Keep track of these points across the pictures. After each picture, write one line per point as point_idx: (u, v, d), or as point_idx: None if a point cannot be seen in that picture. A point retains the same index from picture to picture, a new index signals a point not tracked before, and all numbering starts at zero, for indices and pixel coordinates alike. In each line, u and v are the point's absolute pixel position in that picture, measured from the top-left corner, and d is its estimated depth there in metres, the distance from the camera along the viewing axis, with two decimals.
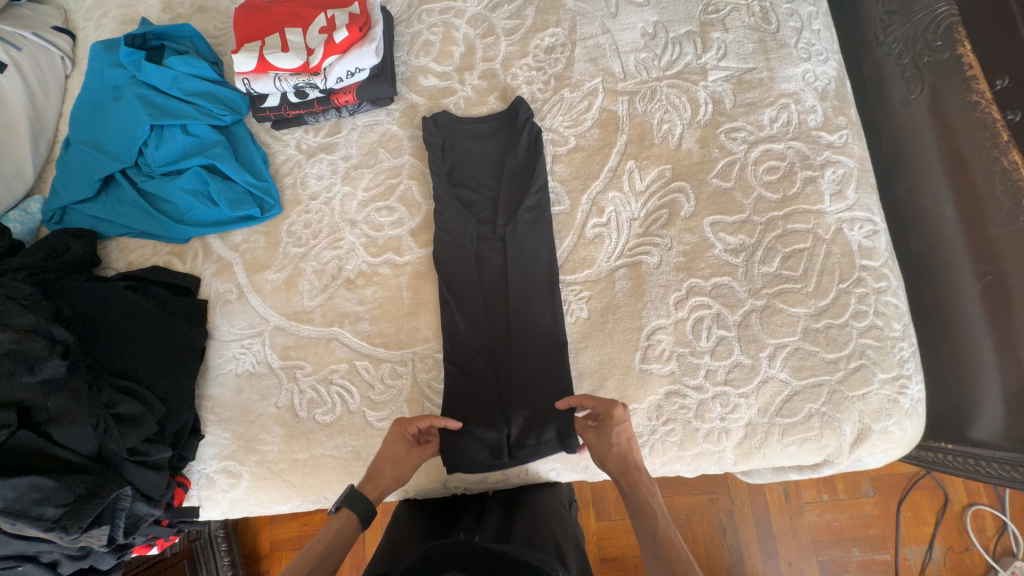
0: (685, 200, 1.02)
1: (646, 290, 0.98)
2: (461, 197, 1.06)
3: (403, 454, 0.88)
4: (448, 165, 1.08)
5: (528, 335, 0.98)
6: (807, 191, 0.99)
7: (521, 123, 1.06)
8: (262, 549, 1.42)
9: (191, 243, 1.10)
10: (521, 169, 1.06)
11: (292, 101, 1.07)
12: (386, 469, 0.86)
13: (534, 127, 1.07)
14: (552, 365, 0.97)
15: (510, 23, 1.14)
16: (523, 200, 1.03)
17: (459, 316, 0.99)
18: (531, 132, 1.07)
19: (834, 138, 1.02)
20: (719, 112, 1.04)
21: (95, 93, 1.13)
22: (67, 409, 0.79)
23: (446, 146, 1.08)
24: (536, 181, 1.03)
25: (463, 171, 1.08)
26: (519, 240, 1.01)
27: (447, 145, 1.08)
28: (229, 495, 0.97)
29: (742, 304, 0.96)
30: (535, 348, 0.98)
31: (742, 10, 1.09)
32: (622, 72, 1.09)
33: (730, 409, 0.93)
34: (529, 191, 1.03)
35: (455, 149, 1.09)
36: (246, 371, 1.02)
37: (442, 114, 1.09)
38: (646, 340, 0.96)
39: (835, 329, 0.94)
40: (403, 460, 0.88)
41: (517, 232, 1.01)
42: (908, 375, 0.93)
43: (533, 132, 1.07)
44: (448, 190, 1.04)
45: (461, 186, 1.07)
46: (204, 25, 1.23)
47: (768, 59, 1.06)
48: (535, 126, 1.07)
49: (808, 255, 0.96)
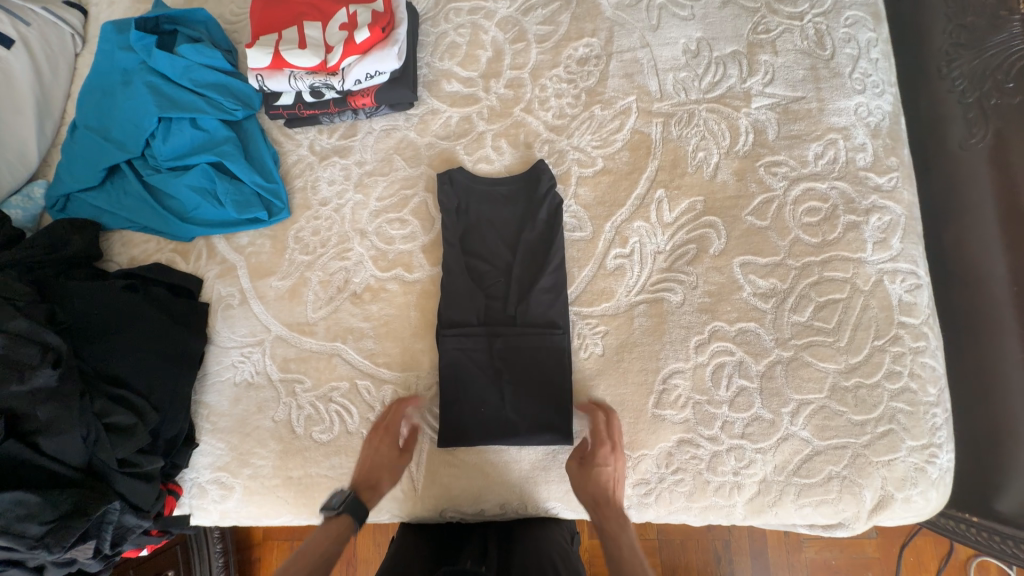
0: (716, 237, 0.95)
1: (666, 330, 0.93)
2: (471, 267, 0.98)
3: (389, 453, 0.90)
4: (462, 229, 0.99)
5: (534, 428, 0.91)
6: (848, 238, 0.92)
7: (541, 195, 0.98)
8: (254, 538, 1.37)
9: (195, 242, 1.06)
10: (537, 240, 0.97)
11: (307, 100, 1.01)
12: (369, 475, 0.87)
13: (554, 198, 0.98)
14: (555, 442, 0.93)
15: (543, 30, 1.07)
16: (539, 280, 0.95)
17: (461, 399, 0.93)
18: (552, 202, 0.98)
19: (882, 180, 0.94)
20: (760, 143, 0.97)
21: (104, 76, 1.08)
22: (59, 419, 0.76)
23: (459, 208, 1.00)
24: (553, 260, 0.95)
25: (477, 237, 0.99)
26: (532, 323, 0.94)
27: (460, 208, 1.00)
28: (221, 506, 0.95)
29: (767, 353, 0.90)
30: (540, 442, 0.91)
31: (795, 32, 1.00)
32: (658, 91, 1.01)
33: (744, 463, 0.88)
34: (546, 270, 0.94)
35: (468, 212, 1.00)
36: (243, 381, 0.99)
37: (456, 172, 1.01)
38: (661, 383, 0.91)
39: (864, 389, 0.88)
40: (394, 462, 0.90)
41: (530, 314, 0.94)
42: (938, 444, 0.87)
43: (553, 204, 0.98)
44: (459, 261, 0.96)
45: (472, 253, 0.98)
46: (220, 9, 1.16)
47: (819, 89, 0.98)
48: (555, 194, 0.99)
49: (843, 307, 0.90)
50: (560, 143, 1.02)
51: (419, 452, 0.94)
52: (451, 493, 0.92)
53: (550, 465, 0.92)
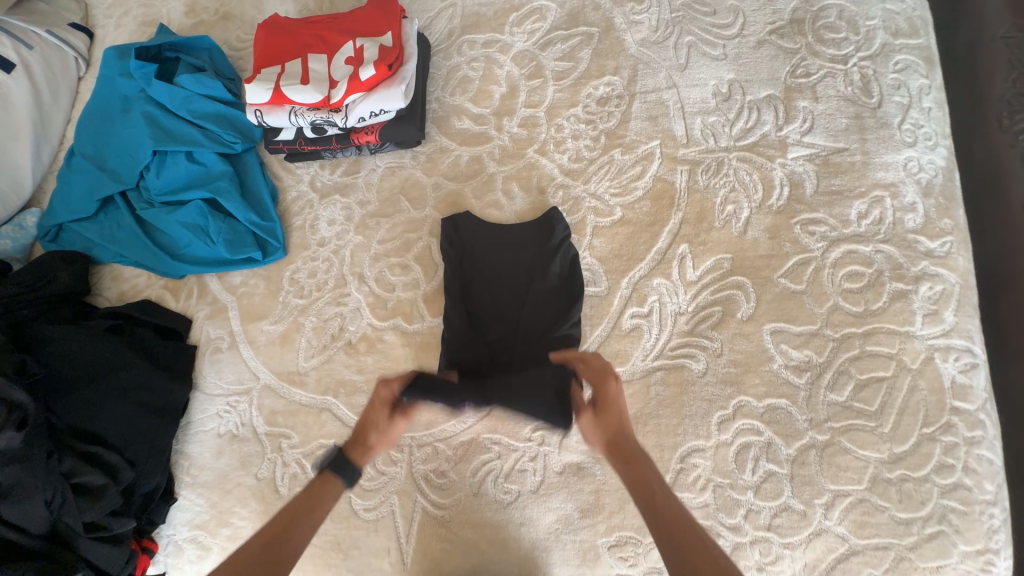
0: (744, 300, 0.86)
1: (686, 403, 0.84)
2: (474, 315, 0.88)
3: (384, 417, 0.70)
4: (464, 276, 0.90)
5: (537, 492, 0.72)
6: (894, 308, 0.83)
7: (556, 245, 0.90)
8: None
9: (187, 280, 1.00)
10: (551, 289, 0.89)
11: (308, 136, 0.96)
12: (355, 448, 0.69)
13: (569, 250, 0.91)
14: (559, 519, 0.84)
15: (561, 66, 1.00)
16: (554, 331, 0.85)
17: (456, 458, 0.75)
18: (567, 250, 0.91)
19: (934, 245, 0.85)
20: (797, 197, 0.88)
21: (104, 103, 1.04)
22: (22, 484, 0.71)
23: (464, 252, 0.92)
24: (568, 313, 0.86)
25: (480, 284, 0.90)
26: None
27: (464, 253, 0.92)
28: (196, 568, 0.87)
29: (799, 435, 0.80)
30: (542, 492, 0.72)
31: (838, 77, 0.92)
32: (685, 136, 0.93)
33: (771, 559, 0.78)
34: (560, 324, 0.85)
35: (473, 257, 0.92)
36: (228, 433, 0.93)
37: (463, 216, 0.94)
38: (679, 462, 0.82)
39: (910, 483, 0.78)
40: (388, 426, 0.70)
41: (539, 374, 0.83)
42: (996, 550, 0.76)
43: (568, 255, 0.91)
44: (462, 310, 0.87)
45: (478, 302, 0.89)
46: (227, 35, 1.12)
47: (864, 140, 0.89)
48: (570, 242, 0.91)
49: (887, 387, 0.81)
50: (576, 189, 0.95)
51: (409, 522, 0.86)
52: (444, 571, 0.83)
53: (552, 547, 0.83)
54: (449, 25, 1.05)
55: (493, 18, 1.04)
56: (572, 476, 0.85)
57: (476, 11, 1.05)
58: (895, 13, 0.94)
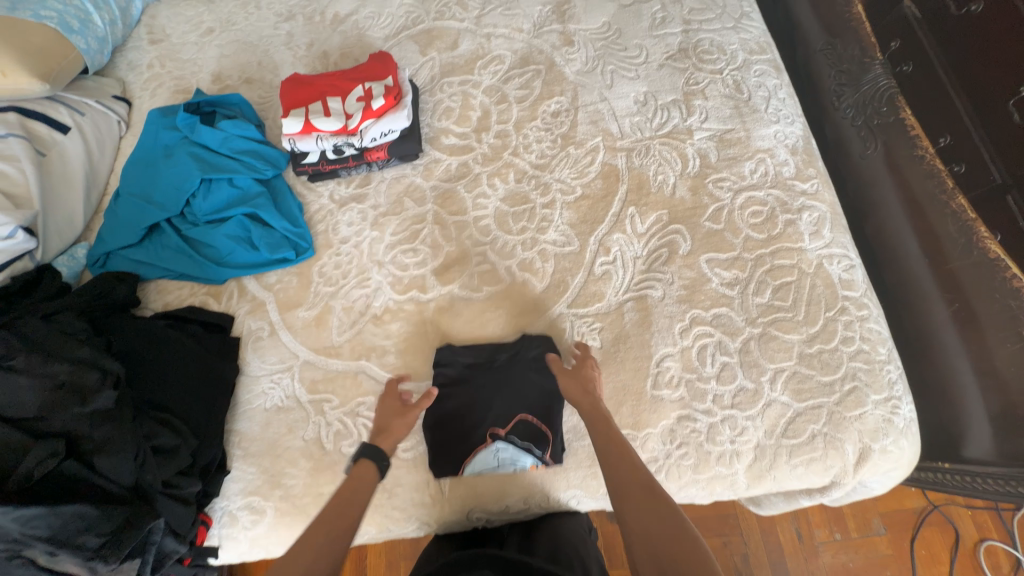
0: (682, 240, 1.14)
1: (653, 321, 1.07)
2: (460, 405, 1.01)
3: (401, 408, 0.93)
4: (455, 401, 1.01)
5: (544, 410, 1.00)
6: (788, 232, 1.12)
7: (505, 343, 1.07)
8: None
9: (227, 284, 1.17)
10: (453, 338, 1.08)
11: (329, 157, 1.21)
12: (391, 424, 0.90)
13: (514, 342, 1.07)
14: (569, 430, 1.02)
15: (521, 93, 1.32)
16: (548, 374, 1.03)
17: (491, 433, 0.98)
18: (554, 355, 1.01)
19: (806, 186, 1.17)
20: (706, 165, 1.20)
21: (148, 151, 1.25)
22: (114, 438, 0.81)
23: (522, 404, 1.00)
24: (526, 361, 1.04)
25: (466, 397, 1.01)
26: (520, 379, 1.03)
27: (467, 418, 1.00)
28: (251, 533, 0.98)
29: (740, 332, 1.05)
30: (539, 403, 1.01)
31: (718, 82, 1.28)
32: (619, 132, 1.25)
33: (738, 432, 0.99)
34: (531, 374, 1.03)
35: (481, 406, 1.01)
36: (274, 406, 1.05)
37: (535, 413, 1.00)
38: (655, 367, 1.04)
39: (826, 353, 1.03)
40: (401, 415, 0.91)
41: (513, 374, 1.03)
42: (898, 396, 1.00)
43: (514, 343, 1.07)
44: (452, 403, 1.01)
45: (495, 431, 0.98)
46: (250, 94, 1.39)
47: (744, 122, 1.23)
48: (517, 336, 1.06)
49: (795, 287, 1.08)
50: (545, 177, 1.23)
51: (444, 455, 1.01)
52: (477, 493, 0.99)
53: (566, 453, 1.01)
54: (431, 72, 1.37)
55: (464, 65, 1.37)
56: None
57: (451, 61, 1.38)
58: (748, 40, 1.34)
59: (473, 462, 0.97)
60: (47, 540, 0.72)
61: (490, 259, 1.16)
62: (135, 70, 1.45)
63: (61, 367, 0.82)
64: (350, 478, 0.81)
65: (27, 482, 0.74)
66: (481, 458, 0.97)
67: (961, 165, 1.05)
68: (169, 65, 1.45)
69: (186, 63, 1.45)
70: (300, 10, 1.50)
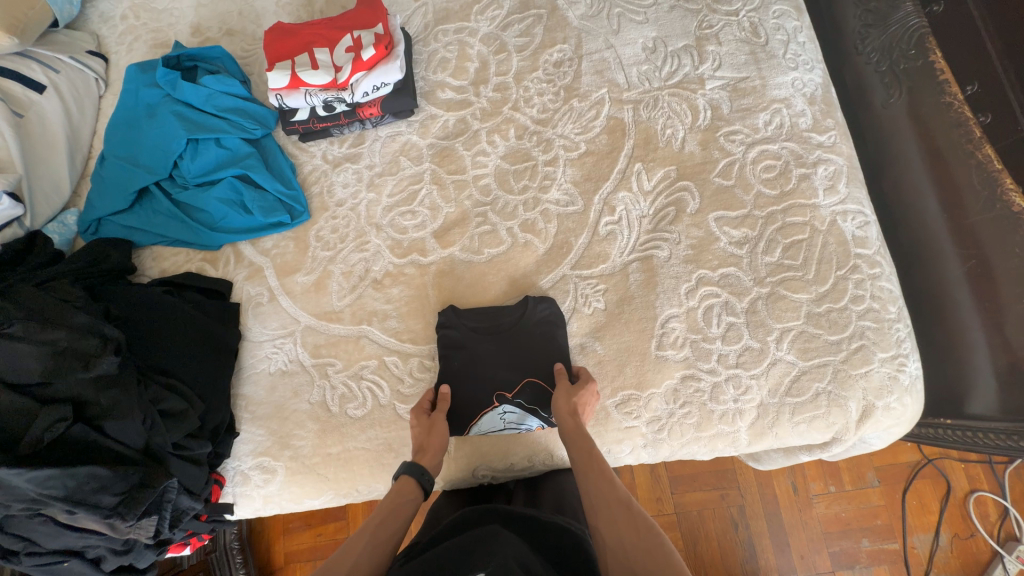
0: (691, 198, 1.09)
1: (658, 282, 1.05)
2: (468, 369, 1.00)
3: (431, 423, 0.94)
4: (462, 364, 1.00)
5: (550, 371, 1.00)
6: (802, 187, 1.07)
7: (513, 308, 1.04)
8: (274, 537, 1.46)
9: (223, 250, 1.15)
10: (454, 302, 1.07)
11: (320, 115, 1.15)
12: (429, 442, 0.92)
13: (521, 306, 1.03)
14: None
15: (521, 41, 1.24)
16: (551, 336, 1.02)
17: (503, 393, 0.99)
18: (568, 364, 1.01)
19: (823, 138, 1.11)
20: (717, 117, 1.13)
21: (129, 110, 1.19)
22: (120, 404, 0.82)
23: (528, 365, 1.00)
24: (532, 325, 1.02)
25: (472, 360, 1.01)
26: (528, 342, 1.01)
27: (473, 381, 1.00)
28: (264, 490, 1.01)
29: (748, 292, 1.03)
30: (544, 363, 1.00)
31: (733, 25, 1.19)
32: (626, 83, 1.18)
33: (742, 390, 0.99)
34: (537, 338, 1.02)
35: (487, 368, 1.00)
36: (278, 370, 1.06)
37: (540, 374, 1.00)
38: (660, 328, 1.02)
39: (835, 312, 1.01)
40: (432, 430, 0.93)
41: (519, 338, 1.01)
42: (905, 354, 0.99)
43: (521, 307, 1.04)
44: (460, 367, 1.00)
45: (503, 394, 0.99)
46: (233, 47, 1.30)
47: (760, 69, 1.15)
48: (524, 299, 1.04)
49: (806, 245, 1.04)
50: (547, 133, 1.17)
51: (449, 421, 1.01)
52: (481, 453, 1.01)
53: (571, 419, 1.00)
54: (424, 19, 1.28)
55: (460, 10, 1.27)
56: (578, 355, 1.03)
57: (445, 7, 1.28)
58: None
59: (480, 423, 0.99)
60: (63, 499, 0.74)
61: (491, 220, 1.12)
62: (109, 22, 1.36)
63: (59, 333, 0.81)
64: (394, 492, 0.85)
65: (38, 445, 0.74)
66: (488, 421, 0.99)
67: (988, 115, 1.00)
68: (144, 16, 1.35)
69: (162, 13, 1.36)
70: None
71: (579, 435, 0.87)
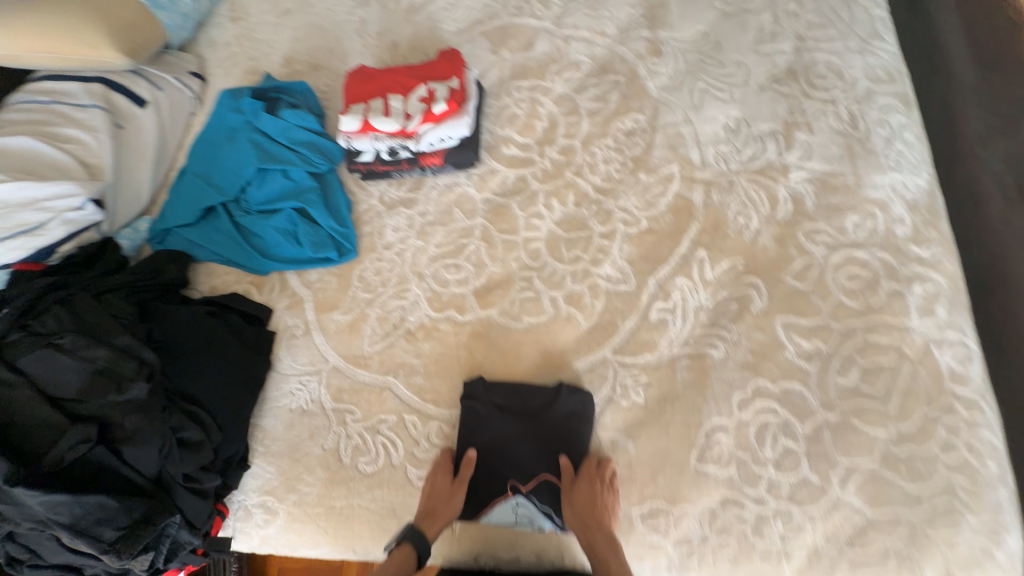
0: (758, 296, 0.99)
1: (709, 385, 0.94)
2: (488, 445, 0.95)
3: (452, 490, 0.90)
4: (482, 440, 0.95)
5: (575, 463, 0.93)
6: (892, 304, 0.94)
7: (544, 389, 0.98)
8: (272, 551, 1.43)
9: (270, 276, 1.16)
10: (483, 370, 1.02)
11: (383, 158, 1.17)
12: (439, 509, 0.89)
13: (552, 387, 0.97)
14: None
15: (594, 105, 1.20)
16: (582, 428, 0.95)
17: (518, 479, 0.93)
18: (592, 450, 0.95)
19: (923, 251, 0.97)
20: (799, 211, 1.03)
21: (213, 132, 1.26)
22: (141, 430, 0.82)
23: (545, 454, 0.94)
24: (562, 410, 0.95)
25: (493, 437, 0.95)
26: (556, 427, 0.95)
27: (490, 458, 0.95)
28: (263, 531, 0.98)
29: (813, 415, 0.90)
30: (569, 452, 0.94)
31: (829, 114, 1.10)
32: (700, 161, 1.11)
33: (793, 530, 0.85)
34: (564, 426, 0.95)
35: (503, 450, 0.95)
36: (299, 408, 1.04)
37: (557, 467, 0.94)
38: (704, 438, 0.91)
39: (919, 458, 0.86)
40: (450, 498, 0.90)
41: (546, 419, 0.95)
42: (1006, 525, 0.82)
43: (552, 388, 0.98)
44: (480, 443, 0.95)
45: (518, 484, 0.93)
46: (316, 81, 1.36)
47: (855, 165, 1.05)
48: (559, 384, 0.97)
49: (890, 373, 0.90)
50: (607, 204, 1.11)
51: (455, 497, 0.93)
52: (487, 536, 0.93)
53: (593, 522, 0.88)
54: (500, 73, 1.28)
55: (537, 68, 1.26)
56: (608, 452, 0.94)
57: (522, 63, 1.28)
58: (874, 66, 1.13)
59: (491, 513, 0.92)
60: (68, 527, 0.75)
61: (536, 287, 1.07)
62: (214, 47, 1.47)
63: (102, 352, 0.84)
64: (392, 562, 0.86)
65: (59, 465, 0.76)
66: (499, 511, 0.92)
67: None
68: (245, 45, 1.46)
69: (261, 43, 1.45)
70: None
71: (608, 551, 0.84)
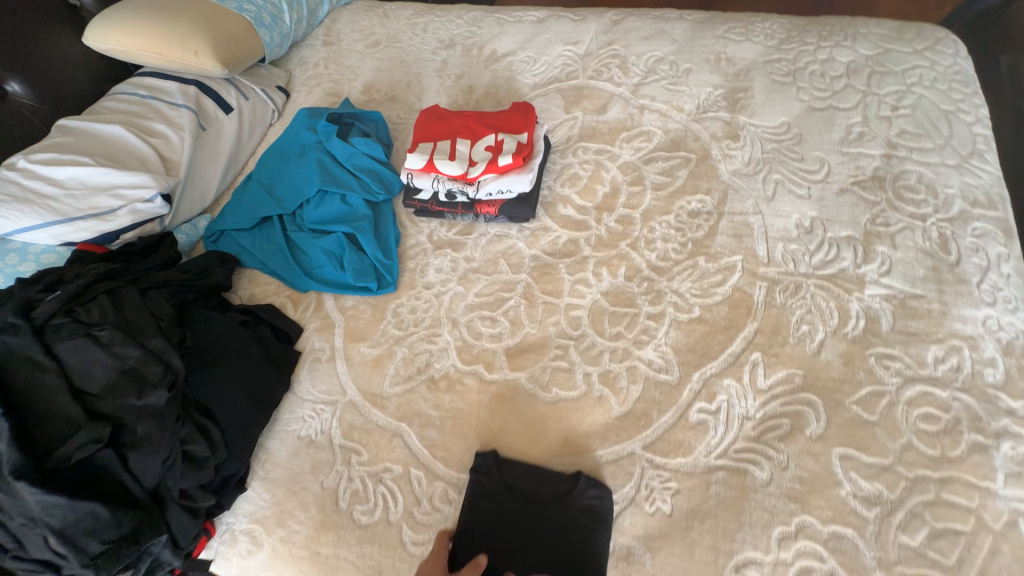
0: (814, 417, 0.89)
1: (746, 509, 0.84)
2: (492, 527, 0.87)
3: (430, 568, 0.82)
4: (485, 521, 0.87)
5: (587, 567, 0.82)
6: (972, 459, 0.82)
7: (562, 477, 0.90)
8: None
9: (308, 295, 1.16)
10: (501, 437, 0.96)
11: (440, 199, 1.17)
12: None
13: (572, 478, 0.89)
14: None
15: (661, 179, 1.17)
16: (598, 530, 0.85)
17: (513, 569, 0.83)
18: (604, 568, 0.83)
19: (1016, 404, 0.86)
20: (872, 331, 0.94)
21: (285, 146, 1.31)
22: (151, 438, 0.81)
23: (552, 554, 0.84)
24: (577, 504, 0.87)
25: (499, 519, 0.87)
26: (570, 522, 0.85)
27: (493, 542, 0.85)
28: (244, 561, 0.93)
29: (866, 572, 0.78)
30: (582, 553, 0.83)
31: (917, 231, 1.01)
32: (767, 257, 1.04)
33: None
34: (578, 522, 0.85)
35: (506, 536, 0.86)
36: (307, 437, 1.00)
37: (563, 572, 0.82)
38: (733, 570, 0.81)
39: None
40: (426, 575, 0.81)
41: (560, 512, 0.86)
42: None
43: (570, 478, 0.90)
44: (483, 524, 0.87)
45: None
46: (390, 112, 1.40)
47: (942, 291, 0.95)
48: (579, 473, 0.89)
49: (965, 542, 0.78)
50: (660, 284, 1.06)
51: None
52: None
53: None
54: (568, 132, 1.27)
55: (607, 133, 1.25)
56: (621, 561, 0.84)
57: (593, 126, 1.27)
58: (973, 186, 1.05)
59: None
60: (57, 532, 0.73)
61: (570, 358, 1.01)
62: (303, 65, 1.56)
63: (133, 352, 0.84)
64: None
65: (66, 463, 0.75)
66: None
67: None
68: (332, 68, 1.53)
69: (346, 69, 1.52)
70: (462, 40, 1.50)
71: None
